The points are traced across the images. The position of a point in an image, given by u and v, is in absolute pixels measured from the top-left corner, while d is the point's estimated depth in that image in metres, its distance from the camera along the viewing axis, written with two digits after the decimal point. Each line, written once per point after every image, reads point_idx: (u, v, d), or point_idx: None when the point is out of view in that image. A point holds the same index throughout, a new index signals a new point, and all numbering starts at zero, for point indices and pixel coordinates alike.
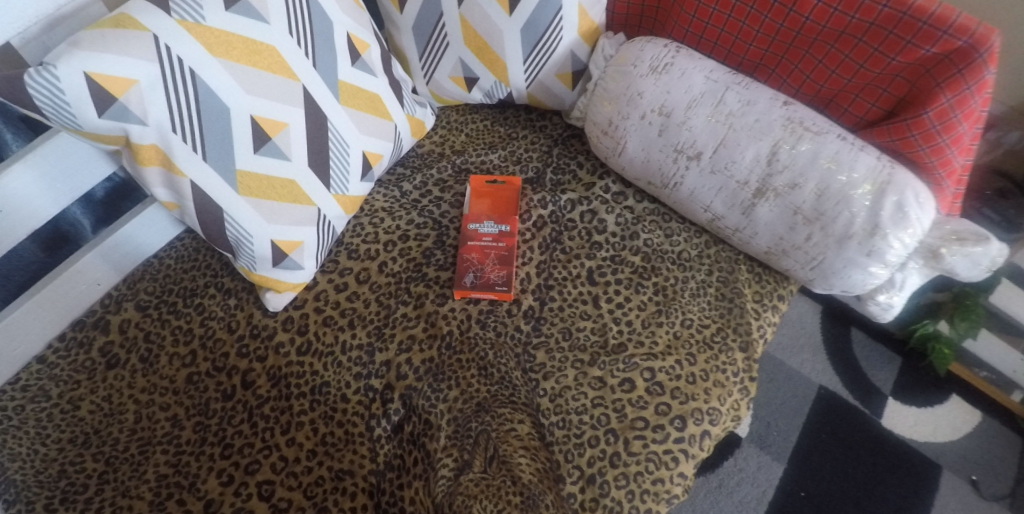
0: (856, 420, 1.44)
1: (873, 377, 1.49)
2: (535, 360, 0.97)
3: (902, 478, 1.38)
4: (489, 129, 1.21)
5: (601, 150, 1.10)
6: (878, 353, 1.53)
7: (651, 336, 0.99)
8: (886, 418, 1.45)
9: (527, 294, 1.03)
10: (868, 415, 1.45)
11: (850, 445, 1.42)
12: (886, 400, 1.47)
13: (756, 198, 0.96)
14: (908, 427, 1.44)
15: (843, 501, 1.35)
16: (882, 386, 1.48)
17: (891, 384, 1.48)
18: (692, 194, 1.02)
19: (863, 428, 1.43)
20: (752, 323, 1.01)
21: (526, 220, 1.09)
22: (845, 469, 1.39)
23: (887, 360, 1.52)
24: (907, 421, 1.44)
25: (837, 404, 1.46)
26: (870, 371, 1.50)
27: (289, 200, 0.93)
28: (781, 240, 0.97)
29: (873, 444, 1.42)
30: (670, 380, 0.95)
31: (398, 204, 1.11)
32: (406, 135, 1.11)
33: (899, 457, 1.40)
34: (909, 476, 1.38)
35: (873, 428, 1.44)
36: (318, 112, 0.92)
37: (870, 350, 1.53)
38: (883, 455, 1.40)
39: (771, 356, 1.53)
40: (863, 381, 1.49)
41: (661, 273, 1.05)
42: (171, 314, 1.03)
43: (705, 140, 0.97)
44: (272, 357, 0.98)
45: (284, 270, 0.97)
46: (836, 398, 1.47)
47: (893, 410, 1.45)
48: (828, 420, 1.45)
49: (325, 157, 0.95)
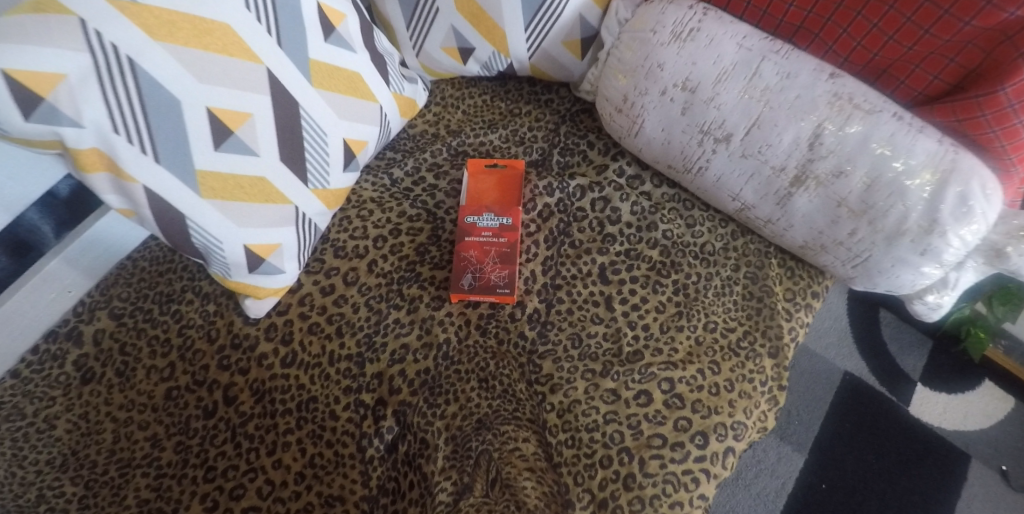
0: (883, 408, 1.35)
1: (905, 362, 1.39)
2: (541, 370, 0.88)
3: (930, 469, 1.29)
4: (489, 105, 1.08)
5: (614, 129, 0.97)
6: (911, 335, 1.42)
7: (670, 343, 0.89)
8: (916, 405, 1.35)
9: (533, 296, 0.93)
10: (896, 402, 1.36)
11: (876, 434, 1.33)
12: (918, 385, 1.37)
13: (793, 187, 0.84)
14: (940, 415, 1.34)
15: (867, 493, 1.27)
16: (913, 371, 1.38)
17: (921, 369, 1.38)
18: (718, 181, 0.90)
19: (890, 417, 1.34)
20: (783, 325, 0.90)
21: (530, 211, 0.98)
22: (870, 460, 1.30)
23: (921, 343, 1.41)
24: (939, 409, 1.35)
25: (864, 391, 1.37)
26: (900, 356, 1.39)
27: (261, 200, 0.82)
28: (820, 235, 0.86)
29: (901, 433, 1.33)
30: (691, 392, 0.86)
31: (388, 194, 1.01)
32: (394, 116, 0.99)
33: (928, 446, 1.31)
34: (938, 468, 1.29)
35: (901, 415, 1.34)
36: (286, 99, 0.80)
37: (901, 331, 1.43)
38: (911, 445, 1.32)
39: (805, 348, 1.43)
40: (894, 365, 1.39)
41: (682, 269, 0.93)
42: (147, 323, 0.94)
43: (735, 120, 0.84)
44: (254, 369, 0.90)
45: (262, 275, 0.88)
46: (864, 384, 1.37)
47: (924, 397, 1.36)
48: (853, 408, 1.35)
49: (298, 149, 0.84)
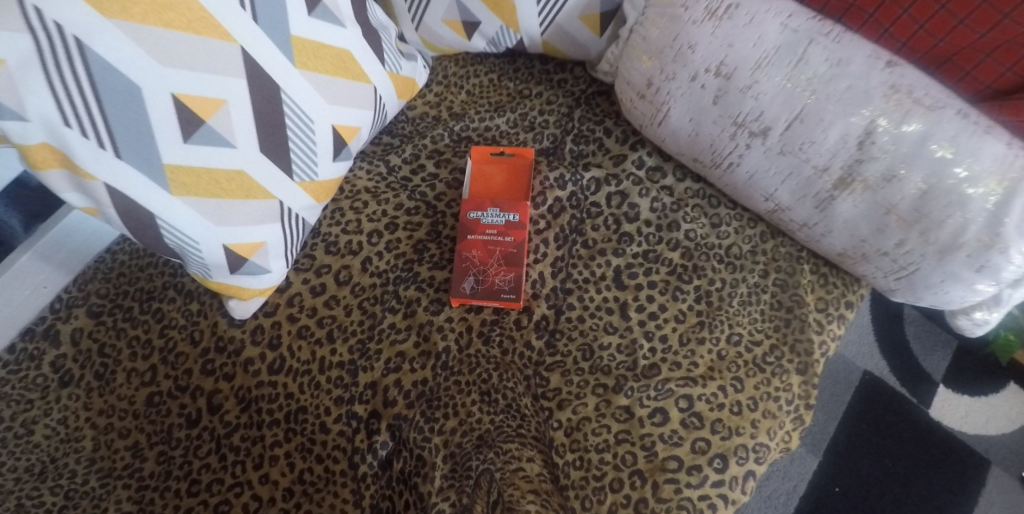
0: (902, 410, 1.28)
1: (927, 362, 1.32)
2: (548, 384, 0.81)
3: (948, 475, 1.23)
4: (496, 85, 0.99)
5: (634, 117, 0.88)
6: (936, 334, 1.34)
7: (690, 357, 0.82)
8: (936, 408, 1.28)
9: (541, 301, 0.85)
10: (916, 404, 1.29)
11: (894, 437, 1.26)
12: (941, 387, 1.30)
13: (836, 189, 0.75)
14: (962, 418, 1.27)
15: (881, 498, 1.22)
16: (935, 371, 1.31)
17: (944, 370, 1.31)
18: (750, 179, 0.81)
19: (909, 419, 1.28)
20: (814, 339, 0.82)
21: (540, 206, 0.89)
22: (886, 464, 1.24)
23: (946, 342, 1.33)
24: (961, 412, 1.28)
25: (883, 392, 1.30)
26: (923, 356, 1.32)
27: (240, 195, 0.74)
28: (862, 243, 0.77)
29: (919, 437, 1.26)
30: (710, 411, 0.79)
31: (385, 183, 0.92)
32: (390, 98, 0.90)
33: (946, 451, 1.25)
34: (956, 474, 1.23)
35: (920, 418, 1.28)
36: (265, 83, 0.71)
37: (926, 329, 1.35)
38: (929, 449, 1.25)
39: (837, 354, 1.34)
40: (915, 365, 1.32)
41: (705, 274, 0.85)
42: (127, 322, 0.88)
43: (774, 112, 0.74)
44: (240, 376, 0.83)
45: (246, 276, 0.81)
46: (884, 385, 1.30)
47: (946, 400, 1.29)
48: (871, 409, 1.29)
49: (281, 139, 0.75)
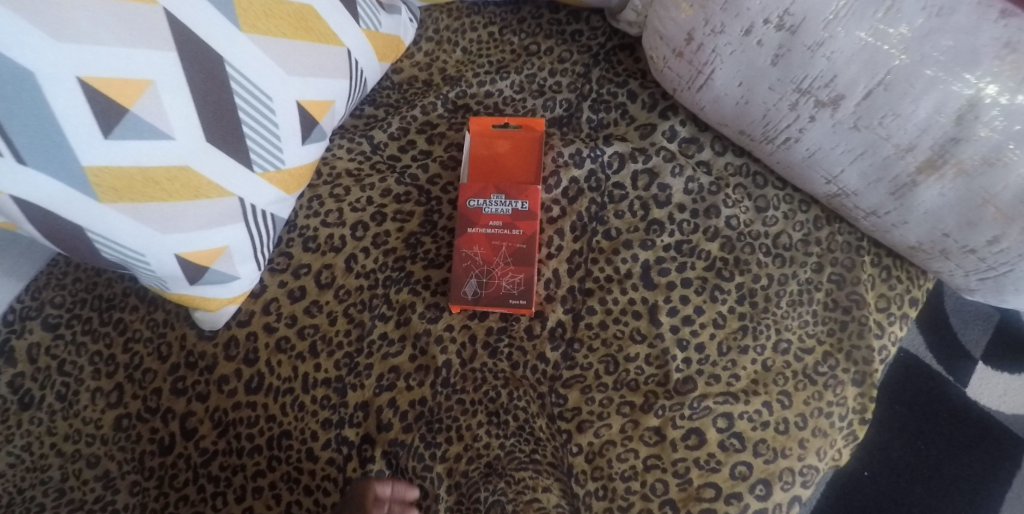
0: (942, 392, 1.09)
1: (967, 336, 1.11)
2: (566, 403, 0.70)
3: (989, 465, 1.05)
4: (498, 40, 0.84)
5: (667, 79, 0.74)
6: (976, 305, 1.14)
7: (730, 369, 0.70)
8: (973, 387, 1.09)
9: (557, 305, 0.73)
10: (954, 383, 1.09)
11: (931, 420, 1.07)
12: (979, 365, 1.10)
13: (920, 174, 0.62)
14: (1001, 396, 1.08)
15: (912, 488, 1.04)
16: (975, 346, 1.11)
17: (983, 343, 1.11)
18: (811, 156, 0.68)
19: (949, 402, 1.08)
20: (873, 346, 0.71)
21: (552, 189, 0.76)
22: (919, 449, 1.06)
23: (987, 314, 1.13)
24: (1001, 390, 1.08)
25: (919, 369, 1.10)
26: (963, 329, 1.11)
27: (190, 196, 0.61)
28: (943, 237, 0.65)
29: (960, 421, 1.07)
30: (753, 431, 0.68)
31: (369, 164, 0.79)
32: (368, 61, 0.75)
33: (983, 432, 1.07)
34: (992, 456, 1.05)
35: (962, 402, 1.08)
36: (204, 55, 0.57)
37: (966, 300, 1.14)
38: (964, 430, 1.07)
39: None
40: (952, 341, 1.12)
41: (749, 270, 0.73)
42: (87, 335, 0.77)
43: (849, 78, 0.60)
44: (214, 396, 0.73)
45: (211, 286, 0.69)
46: (920, 362, 1.11)
47: (983, 378, 1.09)
48: (903, 387, 1.10)
49: (233, 124, 0.61)
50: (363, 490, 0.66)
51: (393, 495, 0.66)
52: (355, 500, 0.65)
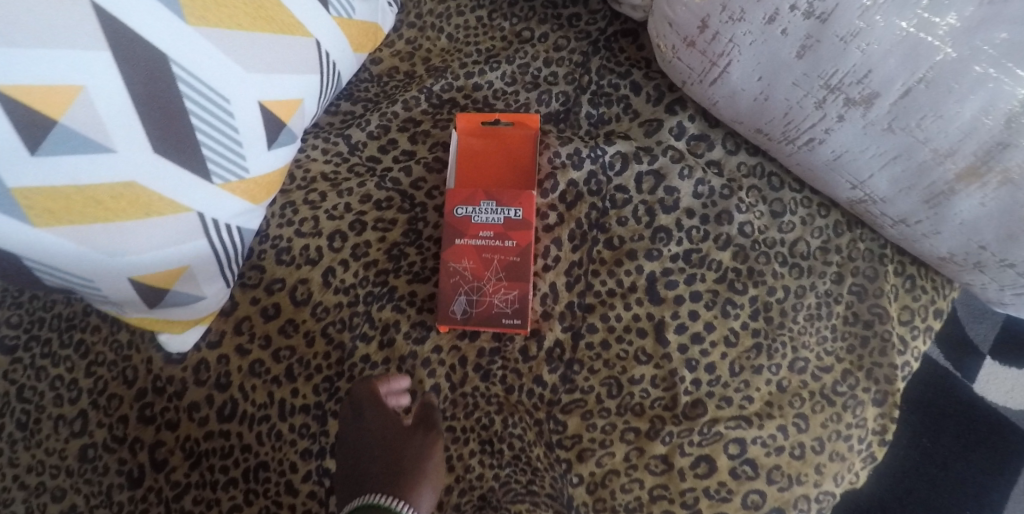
0: (948, 387, 0.97)
1: (974, 330, 0.99)
2: (565, 430, 0.64)
3: (997, 460, 0.94)
4: (487, 25, 0.77)
5: (676, 70, 0.67)
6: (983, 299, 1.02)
7: (743, 390, 0.65)
8: (980, 383, 0.97)
9: (555, 322, 0.67)
10: (961, 379, 0.97)
11: (937, 417, 0.96)
12: (986, 360, 0.97)
13: (960, 181, 0.55)
14: (1008, 392, 0.96)
15: (916, 489, 0.94)
16: (982, 341, 0.99)
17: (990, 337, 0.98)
18: (836, 160, 0.61)
19: (954, 397, 0.97)
20: (897, 363, 0.65)
21: (548, 193, 0.69)
22: (923, 447, 0.96)
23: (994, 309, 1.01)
24: (1010, 386, 0.96)
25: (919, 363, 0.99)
26: (970, 323, 0.99)
27: (139, 214, 0.54)
28: (980, 249, 0.59)
29: (966, 419, 0.96)
30: (767, 457, 0.63)
31: (346, 166, 0.72)
32: (341, 52, 0.67)
33: (990, 427, 0.95)
34: (999, 452, 0.95)
35: (967, 398, 0.97)
36: (146, 53, 0.50)
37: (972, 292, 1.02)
38: (969, 425, 0.96)
39: None
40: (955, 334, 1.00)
41: (764, 281, 0.67)
42: (46, 359, 0.70)
43: (885, 74, 0.53)
44: (185, 424, 0.67)
45: (174, 307, 0.63)
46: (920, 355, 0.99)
47: (989, 373, 0.97)
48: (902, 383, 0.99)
49: (185, 132, 0.54)
50: (368, 390, 0.61)
51: (394, 388, 0.62)
52: (366, 401, 0.60)
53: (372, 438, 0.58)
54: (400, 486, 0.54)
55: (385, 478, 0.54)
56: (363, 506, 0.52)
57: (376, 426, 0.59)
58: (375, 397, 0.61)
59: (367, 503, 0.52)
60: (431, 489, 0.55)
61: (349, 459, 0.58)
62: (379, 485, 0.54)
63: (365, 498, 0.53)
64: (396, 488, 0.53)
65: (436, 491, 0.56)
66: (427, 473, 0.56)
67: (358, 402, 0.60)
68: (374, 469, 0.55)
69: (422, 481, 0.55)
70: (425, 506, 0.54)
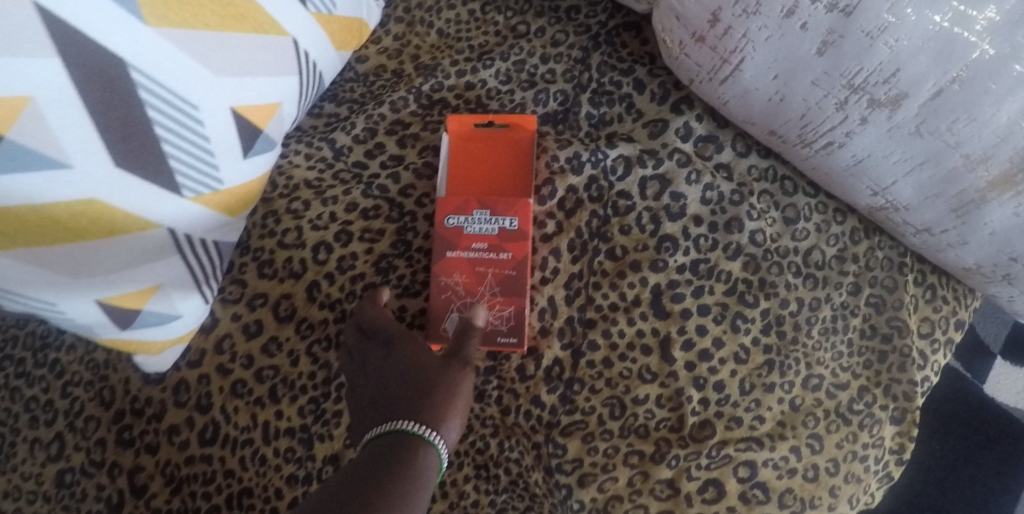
0: (956, 388, 0.90)
1: (985, 330, 0.92)
2: (565, 454, 0.60)
3: (1010, 464, 0.88)
4: (480, 18, 0.72)
5: (683, 67, 0.62)
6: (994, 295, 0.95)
7: (754, 410, 0.61)
8: (990, 384, 0.90)
9: (553, 340, 0.63)
10: (970, 380, 0.91)
11: (945, 417, 0.89)
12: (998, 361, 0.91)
13: (992, 189, 0.51)
14: (1021, 394, 0.89)
15: (926, 493, 0.87)
16: (994, 340, 0.91)
17: (1001, 336, 0.91)
18: (856, 165, 0.57)
19: (963, 398, 0.90)
20: (916, 380, 0.62)
21: (546, 200, 0.65)
22: (932, 449, 0.89)
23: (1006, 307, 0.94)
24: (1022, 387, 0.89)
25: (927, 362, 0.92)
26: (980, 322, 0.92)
27: (103, 233, 0.50)
28: (1010, 261, 0.55)
29: (975, 420, 0.89)
30: (779, 481, 0.59)
31: (331, 172, 0.67)
32: (322, 51, 0.63)
33: (1002, 430, 0.89)
34: (1012, 457, 0.88)
35: (979, 399, 0.90)
36: (100, 58, 0.45)
37: None
38: (980, 428, 0.89)
39: None
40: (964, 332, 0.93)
41: (776, 294, 0.63)
42: (21, 379, 0.66)
43: (914, 73, 0.48)
44: (165, 448, 0.64)
45: (149, 328, 0.58)
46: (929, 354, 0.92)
47: (1001, 374, 0.90)
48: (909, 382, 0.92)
49: (149, 143, 0.50)
50: (381, 317, 0.60)
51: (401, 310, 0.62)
52: (379, 326, 0.59)
53: (395, 365, 0.57)
54: (426, 412, 0.53)
55: (412, 402, 0.53)
56: (393, 430, 0.52)
57: (394, 352, 0.58)
58: (393, 322, 0.60)
59: (396, 430, 0.52)
60: (457, 418, 0.55)
61: (370, 384, 0.57)
62: (405, 410, 0.53)
63: (393, 423, 0.52)
64: (425, 415, 0.53)
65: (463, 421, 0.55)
66: (456, 400, 0.55)
67: (374, 327, 0.59)
68: (398, 394, 0.55)
69: (449, 408, 0.54)
70: (452, 436, 0.54)
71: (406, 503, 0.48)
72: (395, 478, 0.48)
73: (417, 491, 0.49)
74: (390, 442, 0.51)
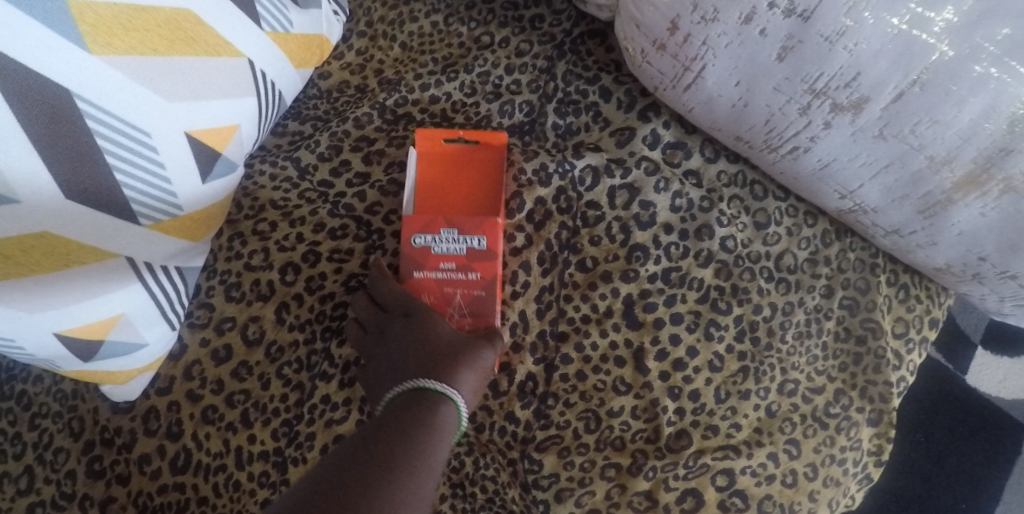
0: (940, 380, 0.90)
1: (966, 322, 0.92)
2: (541, 469, 0.59)
3: (993, 454, 0.88)
4: (443, 31, 0.73)
5: (647, 75, 0.61)
6: None
7: (730, 418, 0.60)
8: (971, 375, 0.90)
9: (526, 355, 0.62)
10: (953, 372, 0.91)
11: (931, 410, 0.89)
12: (979, 351, 0.91)
13: (957, 191, 0.50)
14: (1002, 383, 0.90)
15: (912, 484, 0.87)
16: (973, 331, 0.92)
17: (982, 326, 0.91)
18: (823, 168, 0.57)
19: (947, 390, 0.90)
20: (892, 381, 0.61)
21: (514, 213, 0.64)
22: (916, 441, 0.89)
23: None
24: (1004, 376, 0.90)
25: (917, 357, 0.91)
26: (962, 313, 0.91)
27: (57, 265, 0.49)
28: (979, 261, 0.55)
29: (960, 412, 0.89)
30: (757, 488, 0.59)
31: (296, 192, 0.66)
32: (279, 70, 0.62)
33: (984, 421, 0.89)
34: (994, 447, 0.88)
35: (963, 391, 0.90)
36: (42, 90, 0.44)
37: None
38: (965, 419, 0.89)
39: None
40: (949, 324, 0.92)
41: (749, 300, 0.63)
42: None
43: (875, 77, 0.48)
44: (136, 478, 0.62)
45: (114, 359, 0.57)
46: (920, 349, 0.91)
47: (981, 364, 0.90)
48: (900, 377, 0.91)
49: (100, 173, 0.49)
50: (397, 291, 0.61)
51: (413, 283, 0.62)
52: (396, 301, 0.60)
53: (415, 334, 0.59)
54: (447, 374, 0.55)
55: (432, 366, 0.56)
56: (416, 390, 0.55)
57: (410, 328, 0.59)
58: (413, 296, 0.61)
59: (417, 388, 0.55)
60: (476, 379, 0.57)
61: (390, 351, 0.58)
62: (428, 371, 0.56)
63: (415, 381, 0.55)
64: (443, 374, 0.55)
65: (482, 386, 0.58)
66: (476, 364, 0.57)
67: (392, 303, 0.60)
68: (422, 358, 0.57)
69: (469, 371, 0.56)
70: (472, 398, 0.56)
71: (425, 449, 0.51)
72: (414, 430, 0.51)
73: (436, 441, 0.52)
74: (413, 398, 0.54)
